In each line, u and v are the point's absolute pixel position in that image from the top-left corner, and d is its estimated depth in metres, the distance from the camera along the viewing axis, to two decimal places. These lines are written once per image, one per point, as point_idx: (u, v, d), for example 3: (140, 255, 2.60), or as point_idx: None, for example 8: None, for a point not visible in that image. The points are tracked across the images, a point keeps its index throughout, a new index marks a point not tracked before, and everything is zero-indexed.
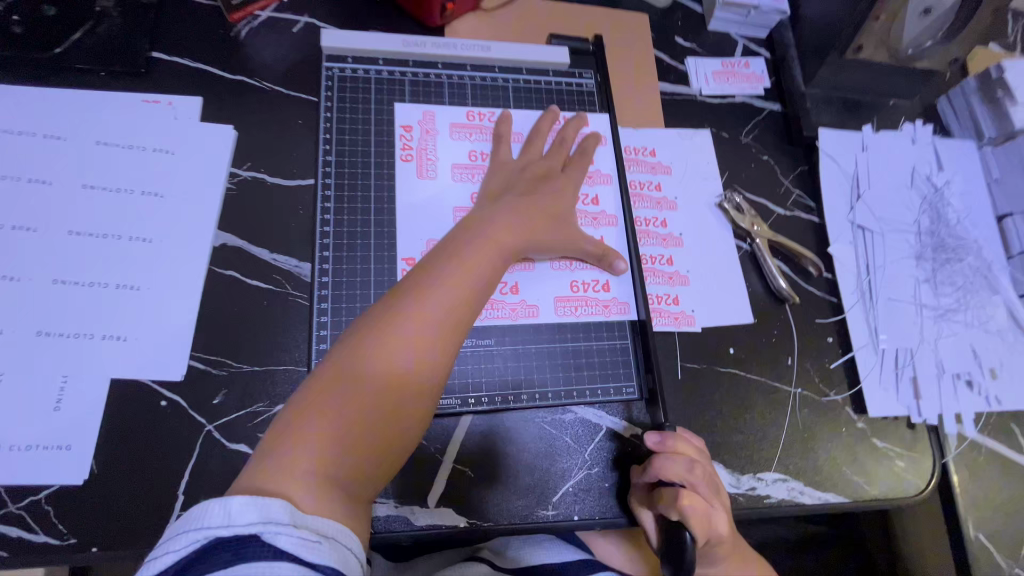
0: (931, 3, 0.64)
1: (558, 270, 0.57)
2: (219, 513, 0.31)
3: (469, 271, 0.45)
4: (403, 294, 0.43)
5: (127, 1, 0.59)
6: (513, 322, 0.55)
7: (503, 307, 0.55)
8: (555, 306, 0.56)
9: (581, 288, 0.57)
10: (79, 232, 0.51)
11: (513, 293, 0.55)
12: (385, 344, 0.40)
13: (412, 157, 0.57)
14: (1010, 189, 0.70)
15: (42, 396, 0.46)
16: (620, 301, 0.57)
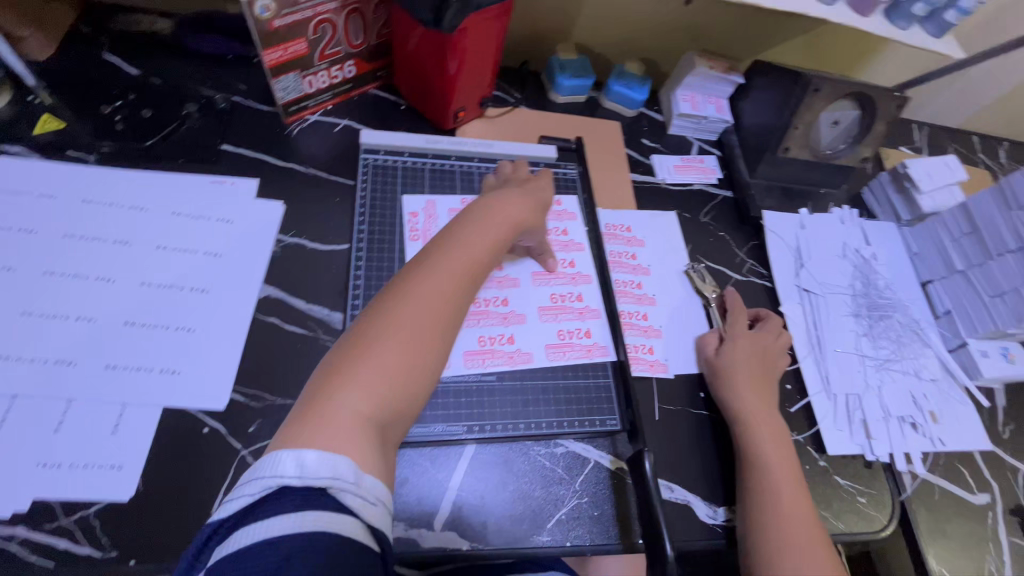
0: (838, 117, 0.83)
1: (545, 322, 0.68)
2: (292, 464, 0.37)
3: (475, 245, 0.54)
4: (422, 260, 0.51)
5: (206, 107, 0.74)
6: (511, 367, 0.64)
7: (500, 355, 0.64)
8: (548, 352, 0.65)
9: (568, 335, 0.67)
10: (149, 283, 0.61)
11: (509, 343, 0.65)
12: (408, 295, 0.48)
13: (419, 236, 0.69)
14: (927, 260, 0.84)
15: (103, 421, 0.53)
16: (600, 345, 0.67)
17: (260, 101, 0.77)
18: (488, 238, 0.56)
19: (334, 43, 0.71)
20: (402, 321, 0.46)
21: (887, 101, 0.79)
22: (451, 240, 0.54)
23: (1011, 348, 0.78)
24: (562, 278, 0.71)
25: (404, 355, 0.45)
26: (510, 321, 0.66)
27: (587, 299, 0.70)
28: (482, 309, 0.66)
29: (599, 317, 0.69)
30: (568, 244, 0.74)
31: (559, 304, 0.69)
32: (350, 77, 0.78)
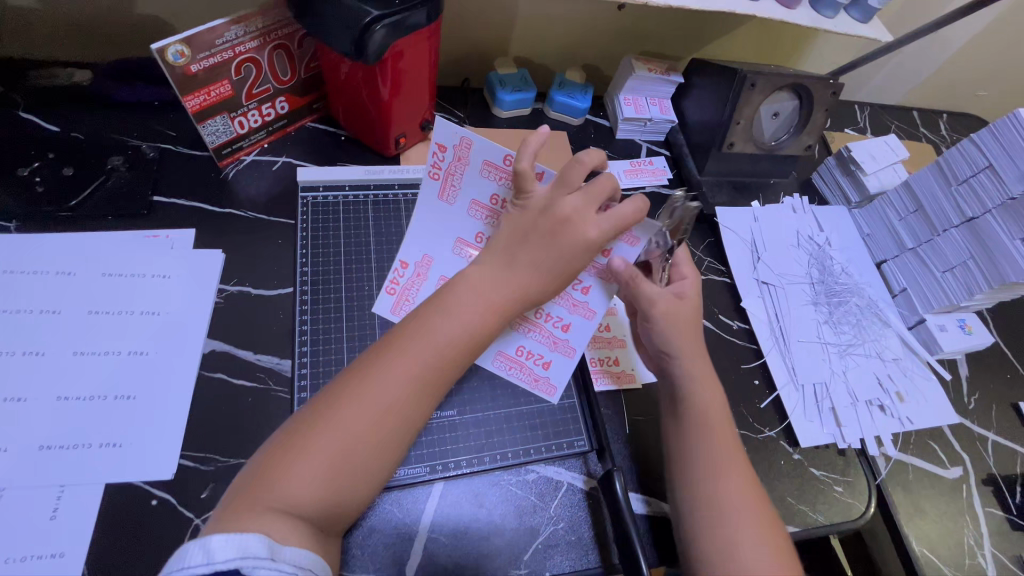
0: (778, 109, 0.84)
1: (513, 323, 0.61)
2: (199, 553, 0.37)
3: (461, 323, 0.49)
4: (402, 340, 0.48)
5: (133, 158, 0.71)
6: None
7: None
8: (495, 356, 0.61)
9: (524, 355, 0.61)
10: (82, 352, 0.58)
11: None
12: (376, 384, 0.45)
13: (438, 177, 0.56)
14: (879, 240, 0.85)
15: (40, 507, 0.50)
16: (550, 381, 0.62)
17: (191, 146, 0.74)
18: (465, 326, 0.49)
19: (260, 81, 0.69)
20: (339, 432, 0.43)
21: (821, 88, 0.81)
22: (418, 333, 0.48)
23: (967, 319, 0.80)
24: None
25: (352, 451, 0.43)
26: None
27: (570, 335, 0.60)
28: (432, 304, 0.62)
29: (570, 357, 0.61)
30: (596, 264, 0.58)
31: (540, 324, 0.60)
32: (284, 112, 0.76)
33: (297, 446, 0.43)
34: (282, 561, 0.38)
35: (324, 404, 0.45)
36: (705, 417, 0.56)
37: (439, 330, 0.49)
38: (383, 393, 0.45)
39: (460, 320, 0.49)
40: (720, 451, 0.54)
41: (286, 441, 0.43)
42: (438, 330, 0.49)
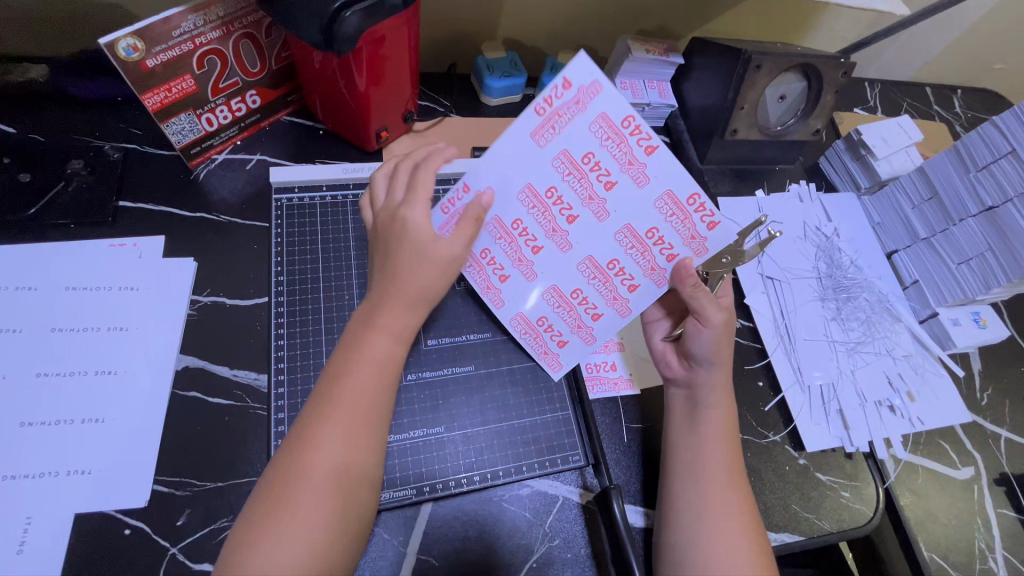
0: (784, 91, 0.79)
1: (547, 299, 0.60)
2: None
3: (378, 362, 0.48)
4: (326, 397, 0.46)
5: (96, 161, 0.67)
6: (537, 357, 0.63)
7: (541, 343, 0.63)
8: (513, 314, 0.62)
9: (545, 326, 0.62)
10: (46, 373, 0.54)
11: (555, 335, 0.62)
12: (317, 448, 0.44)
13: (543, 114, 0.48)
14: (890, 230, 0.81)
15: (5, 541, 0.48)
16: (558, 359, 0.63)
17: (158, 145, 0.70)
18: (381, 358, 0.48)
19: (226, 74, 0.64)
20: (291, 512, 0.42)
21: (831, 69, 0.75)
22: (335, 382, 0.47)
23: (981, 312, 0.76)
24: (609, 285, 0.57)
25: (318, 519, 0.42)
26: (507, 280, 0.60)
27: (597, 324, 0.60)
28: (479, 264, 0.60)
29: (590, 344, 0.61)
30: (656, 266, 0.55)
31: (573, 301, 0.59)
32: (256, 107, 0.71)
33: (247, 551, 0.40)
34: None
35: (267, 488, 0.43)
36: (709, 427, 0.56)
37: (359, 373, 0.47)
38: (323, 455, 0.44)
39: (376, 362, 0.48)
40: (715, 458, 0.54)
41: (235, 540, 0.42)
42: (358, 374, 0.47)
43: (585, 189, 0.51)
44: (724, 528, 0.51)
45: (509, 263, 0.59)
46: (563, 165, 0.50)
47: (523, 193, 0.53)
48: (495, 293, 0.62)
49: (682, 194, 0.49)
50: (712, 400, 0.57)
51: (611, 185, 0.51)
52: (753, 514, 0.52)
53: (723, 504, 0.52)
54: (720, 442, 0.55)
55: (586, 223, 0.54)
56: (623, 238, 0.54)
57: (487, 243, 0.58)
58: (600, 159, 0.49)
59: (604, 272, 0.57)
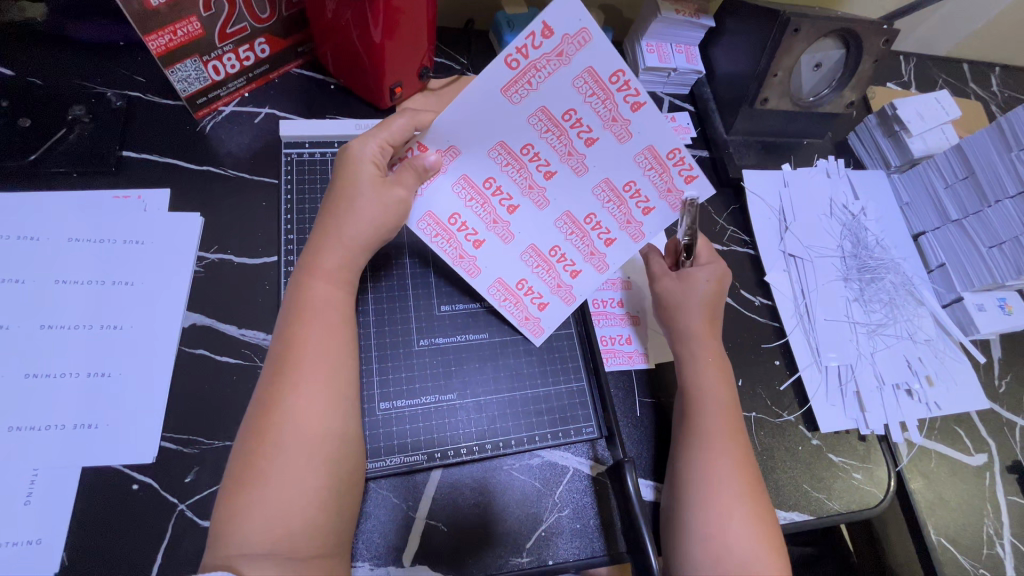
0: (821, 59, 0.75)
1: (522, 260, 0.57)
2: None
3: (330, 317, 0.49)
4: (286, 362, 0.46)
5: (98, 108, 0.64)
6: (518, 324, 0.60)
7: (519, 308, 0.60)
8: (490, 282, 0.58)
9: (525, 290, 0.59)
10: (52, 325, 0.53)
11: (536, 306, 0.59)
12: (288, 414, 0.44)
13: (518, 68, 0.46)
14: (919, 210, 0.78)
15: (12, 491, 0.47)
16: (537, 322, 0.60)
17: (163, 94, 0.67)
18: (330, 308, 0.49)
19: (234, 19, 0.60)
20: (274, 487, 0.42)
21: (872, 37, 0.71)
22: (291, 343, 0.47)
23: (1008, 298, 0.74)
24: (585, 240, 0.56)
25: (302, 482, 0.42)
26: (480, 252, 0.57)
27: (576, 282, 0.58)
28: (450, 234, 0.56)
29: (568, 304, 0.59)
30: (633, 220, 0.53)
31: (552, 260, 0.57)
32: (265, 57, 0.67)
33: (240, 516, 0.41)
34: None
35: (244, 457, 0.43)
36: (704, 400, 0.55)
37: (314, 333, 0.47)
38: (297, 425, 0.44)
39: (321, 312, 0.49)
40: (716, 431, 0.53)
41: (223, 522, 0.42)
42: (313, 334, 0.47)
43: (564, 140, 0.50)
44: (725, 501, 0.50)
45: (483, 228, 0.55)
46: (543, 119, 0.49)
47: (497, 146, 0.51)
48: (468, 262, 0.57)
49: (663, 149, 0.49)
50: (704, 371, 0.57)
51: (592, 142, 0.50)
52: (753, 482, 0.51)
53: (721, 477, 0.51)
54: (719, 414, 0.55)
55: (565, 172, 0.52)
56: (600, 192, 0.52)
57: (458, 207, 0.55)
58: (580, 113, 0.48)
59: (580, 225, 0.55)
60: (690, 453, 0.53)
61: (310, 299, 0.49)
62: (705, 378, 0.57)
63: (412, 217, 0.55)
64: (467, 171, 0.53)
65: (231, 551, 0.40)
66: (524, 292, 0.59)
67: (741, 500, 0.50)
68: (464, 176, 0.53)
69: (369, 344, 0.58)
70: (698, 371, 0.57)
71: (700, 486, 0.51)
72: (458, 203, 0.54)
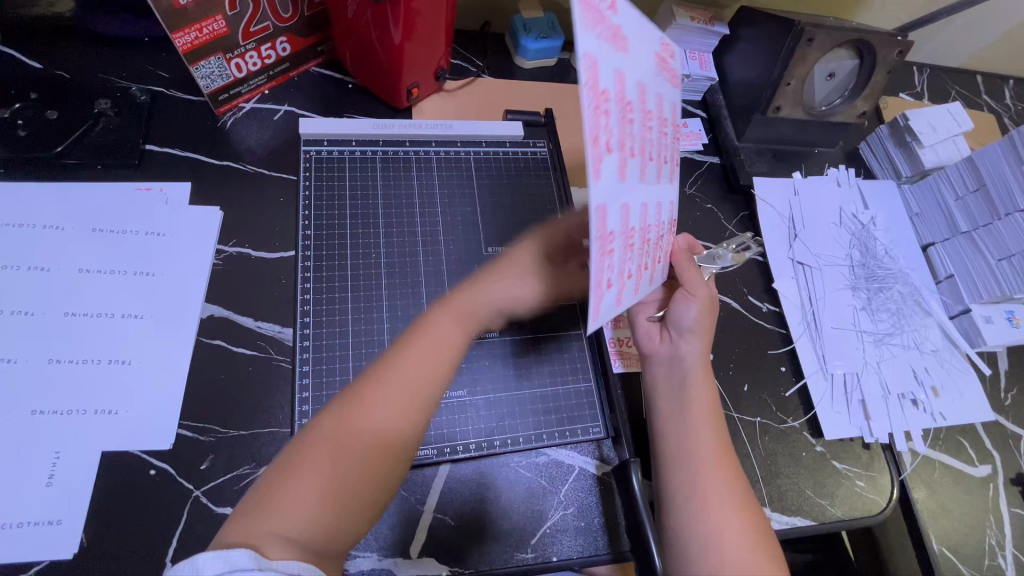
0: (834, 69, 0.75)
1: (621, 208, 0.37)
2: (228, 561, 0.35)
3: (444, 346, 0.49)
4: (390, 366, 0.47)
5: (123, 102, 0.65)
6: (592, 282, 0.35)
7: (601, 273, 0.36)
8: (601, 223, 0.34)
9: (609, 247, 0.36)
10: (74, 312, 0.54)
11: (608, 285, 0.38)
12: (373, 414, 0.44)
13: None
14: (929, 221, 0.78)
15: (33, 474, 0.48)
16: (601, 308, 0.38)
17: (186, 90, 0.68)
18: (441, 344, 0.49)
19: (258, 18, 0.62)
20: (329, 476, 0.41)
21: (887, 48, 0.71)
22: (399, 358, 0.47)
23: (1015, 311, 0.74)
24: (655, 231, 0.45)
25: (358, 481, 0.42)
26: (602, 171, 0.33)
27: (631, 285, 0.43)
28: (594, 123, 0.32)
29: (620, 305, 0.42)
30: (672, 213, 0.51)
31: (631, 238, 0.40)
32: (285, 55, 0.69)
33: (284, 498, 0.40)
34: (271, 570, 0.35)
35: (315, 436, 0.43)
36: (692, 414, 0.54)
37: (429, 355, 0.48)
38: (371, 424, 0.44)
39: (436, 344, 0.49)
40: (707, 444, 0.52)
41: (249, 508, 0.40)
42: (427, 356, 0.48)
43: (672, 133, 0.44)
44: (723, 515, 0.48)
45: (615, 153, 0.34)
46: (672, 100, 0.43)
47: (650, 75, 0.38)
48: (596, 159, 0.32)
49: None
50: (696, 372, 0.56)
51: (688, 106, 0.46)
52: (746, 497, 0.49)
53: (716, 491, 0.49)
54: (708, 425, 0.53)
55: (665, 155, 0.44)
56: (666, 203, 0.46)
57: (615, 112, 0.34)
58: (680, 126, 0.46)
59: (649, 219, 0.43)
60: (679, 468, 0.51)
61: (429, 326, 0.50)
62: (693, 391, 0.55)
63: (584, 37, 0.30)
64: (629, 69, 0.34)
65: (258, 536, 0.38)
66: (609, 249, 0.36)
67: (739, 513, 0.48)
68: (632, 79, 0.35)
69: (382, 339, 0.59)
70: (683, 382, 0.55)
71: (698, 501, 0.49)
72: (614, 106, 0.34)
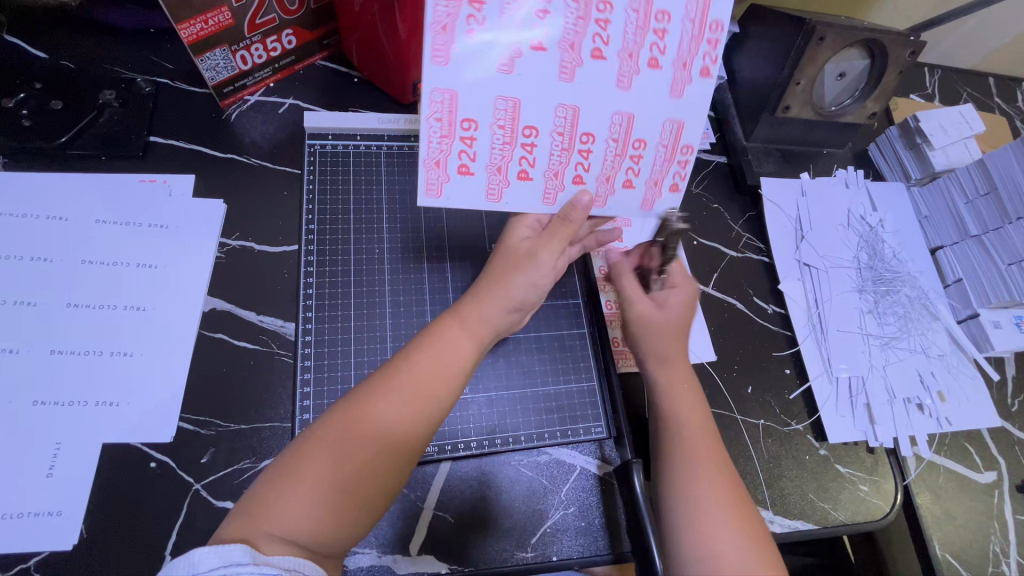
0: (845, 68, 0.74)
1: (487, 82, 0.46)
2: (216, 556, 0.35)
3: (460, 356, 0.49)
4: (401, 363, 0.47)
5: (128, 93, 0.65)
6: (444, 175, 0.50)
7: (450, 154, 0.49)
8: (486, 189, 0.51)
9: (469, 133, 0.48)
10: (77, 303, 0.54)
11: (473, 163, 0.50)
12: (377, 407, 0.44)
13: None
14: (938, 225, 0.77)
15: (34, 465, 0.48)
16: (444, 186, 0.50)
17: (191, 81, 0.68)
18: (455, 351, 0.48)
19: (264, 10, 0.61)
20: (331, 466, 0.41)
21: (898, 48, 0.70)
22: (409, 359, 0.47)
23: None
24: (557, 149, 0.50)
25: (358, 472, 0.42)
26: (471, 166, 0.50)
27: (515, 185, 0.51)
28: (451, 132, 0.48)
29: (493, 200, 0.51)
30: (618, 169, 0.51)
31: (511, 131, 0.48)
32: (291, 48, 0.68)
33: (285, 486, 0.40)
34: (266, 565, 0.35)
35: (324, 423, 0.43)
36: (682, 418, 0.54)
37: (443, 359, 0.48)
38: (377, 417, 0.43)
39: (449, 353, 0.48)
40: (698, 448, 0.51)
41: (250, 502, 0.39)
42: (440, 359, 0.48)
43: (598, 53, 0.46)
44: (718, 517, 0.47)
45: (488, 121, 0.48)
46: (585, 26, 0.45)
47: (527, 22, 0.45)
48: (440, 175, 0.50)
49: (687, 133, 0.49)
50: (676, 389, 0.55)
51: (653, 61, 0.46)
52: (739, 498, 0.49)
53: (709, 493, 0.48)
54: (699, 431, 0.53)
55: (591, 81, 0.47)
56: (614, 125, 0.49)
57: (488, 96, 0.46)
58: (622, 34, 0.46)
59: (572, 143, 0.50)
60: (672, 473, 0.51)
61: (444, 332, 0.49)
62: (676, 397, 0.55)
63: (429, 60, 0.44)
64: None
65: (257, 533, 0.38)
66: (468, 146, 0.49)
67: (732, 514, 0.48)
68: (499, 41, 0.45)
69: (384, 334, 0.58)
70: (666, 389, 0.55)
71: (693, 505, 0.48)
72: (480, 85, 0.46)
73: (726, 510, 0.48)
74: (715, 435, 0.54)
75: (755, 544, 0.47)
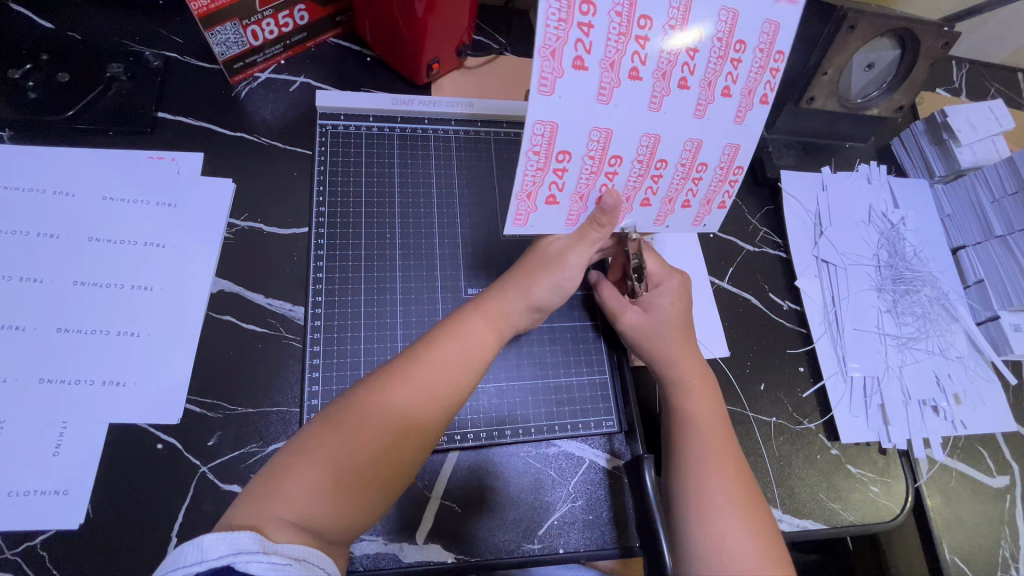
0: (874, 59, 0.71)
1: (588, 115, 0.44)
2: (223, 544, 0.34)
3: (480, 346, 0.49)
4: (420, 350, 0.47)
5: (136, 66, 0.64)
6: (528, 207, 0.48)
7: (537, 185, 0.47)
8: (567, 217, 0.51)
9: (559, 162, 0.46)
10: (83, 281, 0.53)
11: (561, 191, 0.48)
12: (403, 395, 0.44)
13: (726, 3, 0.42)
14: (962, 224, 0.75)
15: (41, 442, 0.48)
16: (528, 215, 0.49)
17: (200, 57, 0.66)
18: (475, 342, 0.49)
19: None
20: (349, 447, 0.41)
21: (931, 38, 0.68)
22: (432, 347, 0.47)
23: None
24: (638, 180, 0.49)
25: (375, 456, 0.41)
26: (558, 196, 0.49)
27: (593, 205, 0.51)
28: (546, 164, 0.45)
29: (567, 224, 0.51)
30: (682, 191, 0.51)
31: (600, 160, 0.47)
32: (303, 24, 0.66)
33: (301, 465, 0.40)
34: (276, 554, 0.35)
35: (345, 405, 0.43)
36: (697, 417, 0.53)
37: (462, 348, 0.48)
38: (399, 403, 0.43)
39: (471, 343, 0.49)
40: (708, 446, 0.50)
41: (258, 487, 0.39)
42: (460, 349, 0.48)
43: (684, 83, 0.44)
44: (724, 517, 0.46)
45: (581, 151, 0.46)
46: (676, 54, 0.43)
47: (628, 49, 0.42)
48: (528, 207, 0.49)
49: (741, 157, 0.49)
50: (693, 388, 0.54)
51: (727, 92, 0.45)
52: (750, 501, 0.48)
53: (717, 491, 0.47)
54: (712, 430, 0.52)
55: (675, 110, 0.45)
56: (685, 151, 0.48)
57: (582, 126, 0.44)
58: (706, 64, 0.44)
59: (648, 169, 0.48)
60: (681, 471, 0.50)
61: (465, 323, 0.50)
62: (692, 398, 0.54)
63: (535, 89, 0.41)
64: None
65: (266, 514, 0.37)
66: (557, 177, 0.47)
67: (739, 513, 0.47)
68: (600, 69, 0.42)
69: (394, 321, 0.57)
70: (684, 389, 0.55)
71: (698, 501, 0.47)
72: (579, 116, 0.43)
73: (743, 517, 0.46)
74: (735, 439, 0.52)
75: (766, 547, 0.46)
